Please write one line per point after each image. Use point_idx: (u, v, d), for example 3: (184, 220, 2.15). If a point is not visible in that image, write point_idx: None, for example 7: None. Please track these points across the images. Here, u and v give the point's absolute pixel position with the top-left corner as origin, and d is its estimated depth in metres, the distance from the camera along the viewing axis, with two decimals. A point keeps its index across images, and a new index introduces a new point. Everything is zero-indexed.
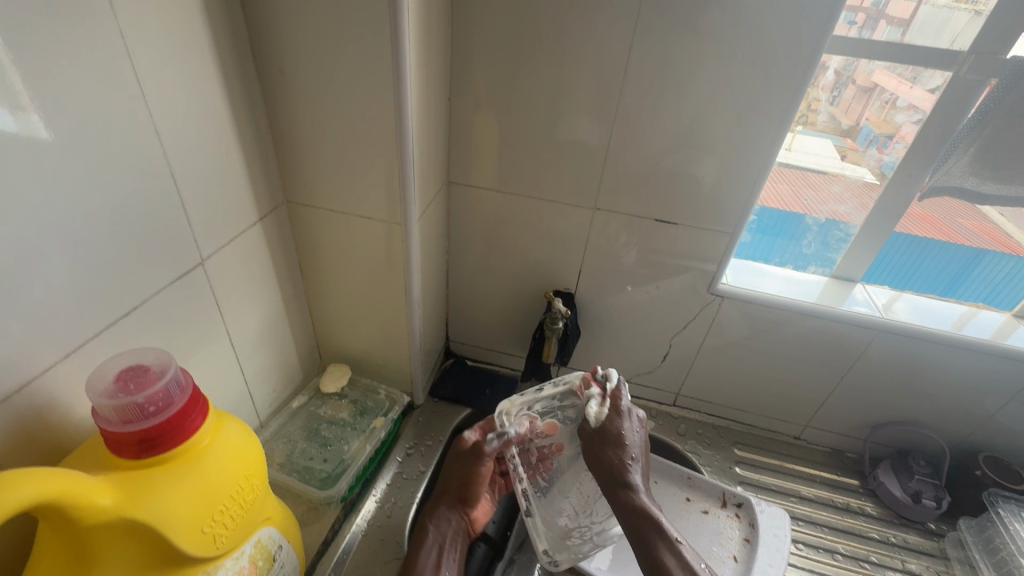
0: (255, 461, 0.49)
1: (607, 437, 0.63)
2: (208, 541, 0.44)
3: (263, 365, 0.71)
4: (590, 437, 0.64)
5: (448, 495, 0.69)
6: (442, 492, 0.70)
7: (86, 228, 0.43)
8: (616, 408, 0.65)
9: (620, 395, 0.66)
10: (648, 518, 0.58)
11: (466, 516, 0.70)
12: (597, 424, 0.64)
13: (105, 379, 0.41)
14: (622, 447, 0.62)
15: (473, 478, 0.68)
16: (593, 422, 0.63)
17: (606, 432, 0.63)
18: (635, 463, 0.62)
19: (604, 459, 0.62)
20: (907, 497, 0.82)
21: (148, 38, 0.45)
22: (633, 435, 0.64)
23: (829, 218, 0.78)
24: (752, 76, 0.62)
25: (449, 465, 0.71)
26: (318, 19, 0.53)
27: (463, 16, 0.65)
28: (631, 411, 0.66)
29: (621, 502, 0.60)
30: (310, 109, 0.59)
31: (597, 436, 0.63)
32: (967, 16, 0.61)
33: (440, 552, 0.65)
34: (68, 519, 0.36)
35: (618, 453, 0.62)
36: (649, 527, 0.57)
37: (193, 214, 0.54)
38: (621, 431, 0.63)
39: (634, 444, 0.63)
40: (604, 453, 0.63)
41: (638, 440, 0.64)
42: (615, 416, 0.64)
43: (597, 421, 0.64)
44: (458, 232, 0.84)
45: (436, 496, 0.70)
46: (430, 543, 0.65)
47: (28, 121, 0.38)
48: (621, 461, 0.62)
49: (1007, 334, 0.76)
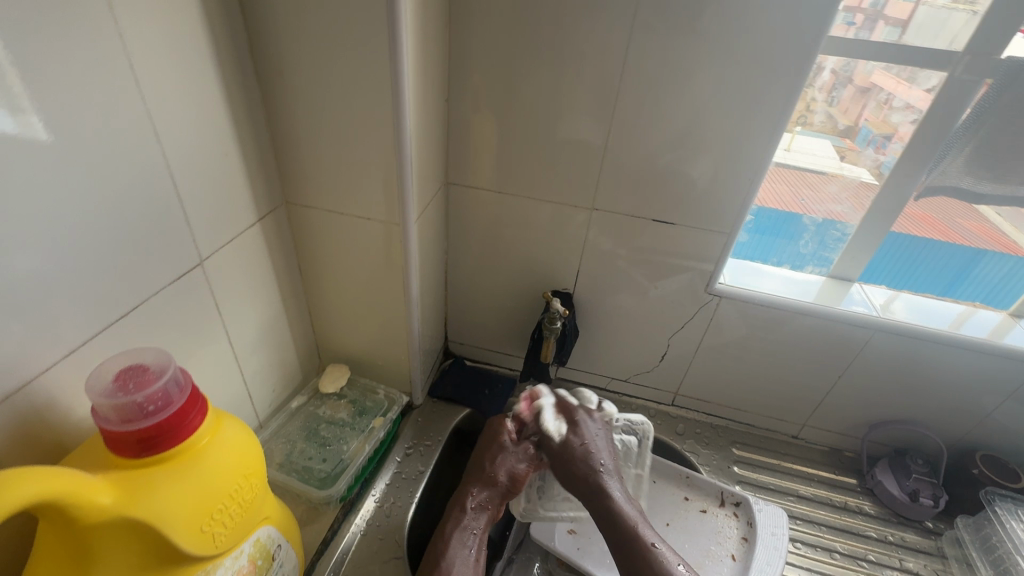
0: (254, 460, 0.49)
1: (565, 453, 0.68)
2: (207, 540, 0.44)
3: (262, 365, 0.72)
4: (555, 454, 0.69)
5: (492, 486, 0.69)
6: (482, 478, 0.69)
7: (85, 228, 0.44)
8: (570, 424, 0.71)
9: (574, 407, 0.73)
10: (621, 519, 0.61)
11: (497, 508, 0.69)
12: (557, 441, 0.69)
13: (105, 378, 0.41)
14: (587, 457, 0.68)
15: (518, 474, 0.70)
16: (553, 438, 0.69)
17: (565, 447, 0.69)
18: (602, 468, 0.67)
19: (571, 470, 0.67)
20: (905, 496, 0.82)
21: (147, 40, 0.45)
22: (595, 443, 0.69)
23: (826, 217, 0.78)
24: (748, 77, 0.63)
25: (492, 454, 0.70)
26: (316, 20, 0.53)
27: (461, 17, 0.66)
28: (592, 420, 0.72)
29: (595, 506, 0.64)
30: (309, 110, 0.60)
31: (555, 451, 0.69)
32: (963, 16, 0.61)
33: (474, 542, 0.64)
34: (67, 518, 0.36)
35: (583, 463, 0.67)
36: (624, 527, 0.61)
37: (192, 214, 0.54)
38: (578, 443, 0.69)
39: (596, 451, 0.68)
40: (569, 466, 0.68)
41: (601, 447, 0.69)
42: (572, 429, 0.70)
43: (557, 436, 0.70)
44: (456, 233, 0.85)
45: (475, 480, 0.69)
46: (465, 530, 0.65)
47: (28, 123, 0.38)
48: (588, 468, 0.67)
49: (1004, 333, 0.77)
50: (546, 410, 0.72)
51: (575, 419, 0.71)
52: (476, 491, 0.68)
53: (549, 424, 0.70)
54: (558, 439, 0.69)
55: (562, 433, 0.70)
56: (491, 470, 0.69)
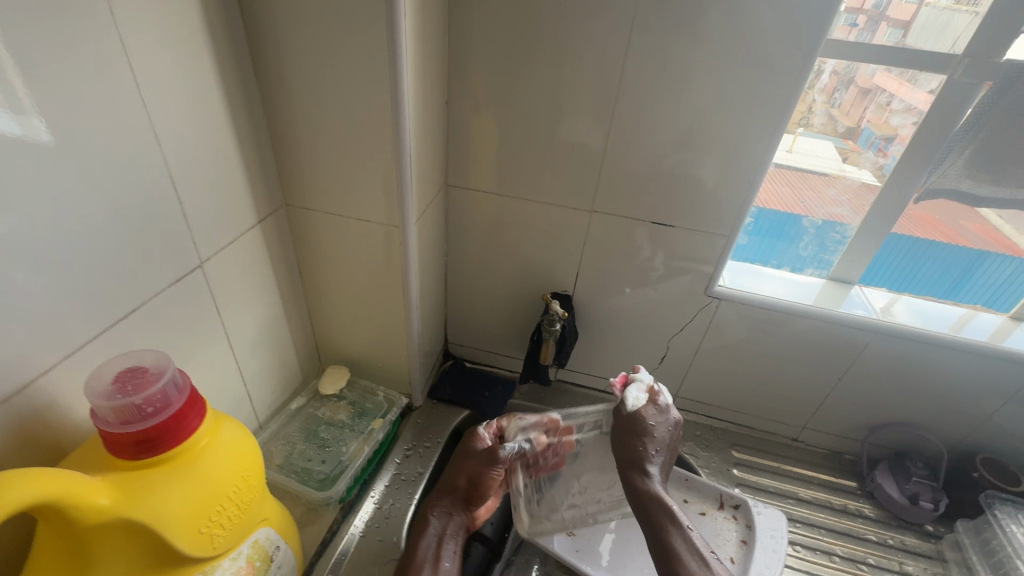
0: (253, 462, 0.49)
1: (634, 425, 0.65)
2: (205, 541, 0.44)
3: (262, 367, 0.72)
4: (622, 422, 0.66)
5: (453, 492, 0.69)
6: (444, 487, 0.69)
7: (86, 230, 0.44)
8: (652, 401, 0.67)
9: (659, 393, 0.67)
10: (657, 501, 0.60)
11: (468, 512, 0.70)
12: (631, 410, 0.66)
13: (104, 380, 0.42)
14: (644, 436, 0.64)
15: (483, 480, 0.69)
16: (629, 406, 0.66)
17: (633, 419, 0.65)
18: (655, 454, 0.64)
19: (627, 445, 0.65)
20: (905, 499, 0.82)
21: (148, 42, 0.45)
22: (663, 428, 0.65)
23: (826, 220, 0.78)
24: (747, 80, 0.63)
25: (453, 461, 0.70)
26: (316, 23, 0.54)
27: (461, 20, 0.66)
28: (665, 406, 0.67)
29: (635, 487, 0.62)
30: (309, 113, 0.60)
31: (624, 419, 0.66)
32: (967, 17, 0.61)
33: (440, 545, 0.65)
34: (65, 519, 0.37)
35: (641, 443, 0.64)
36: (660, 510, 0.59)
37: (192, 216, 0.54)
38: (650, 421, 0.65)
39: (659, 437, 0.65)
40: (630, 438, 0.65)
41: (663, 435, 0.65)
42: (650, 407, 0.66)
43: (631, 405, 0.66)
44: (456, 235, 0.85)
45: (439, 489, 0.69)
46: (430, 535, 0.65)
47: (31, 124, 0.38)
48: (642, 450, 0.64)
49: (1004, 337, 0.76)
50: (636, 381, 0.68)
51: (656, 400, 0.67)
52: (436, 499, 0.68)
53: (630, 395, 0.66)
54: (631, 412, 0.66)
55: (638, 409, 0.66)
56: (453, 477, 0.69)
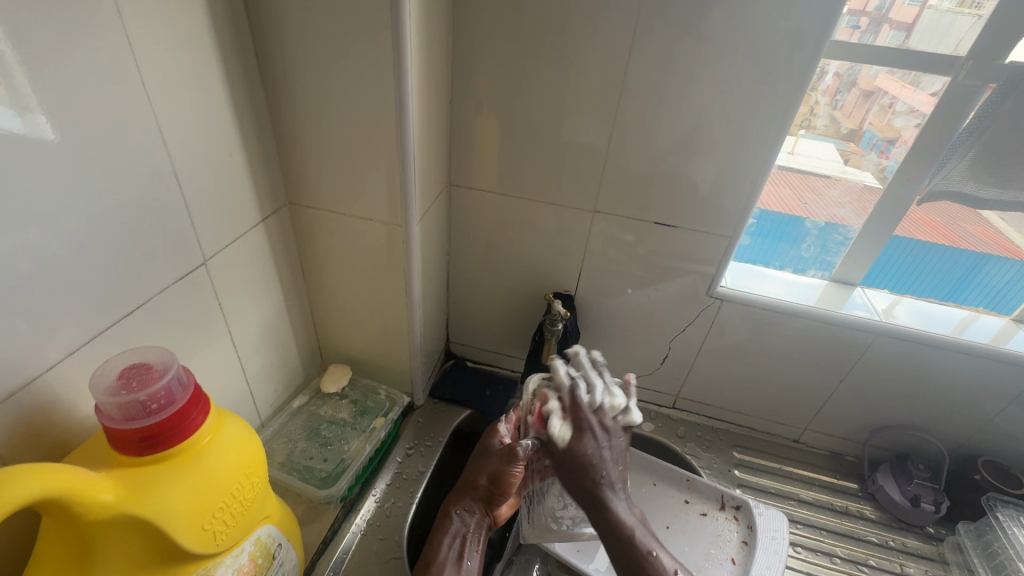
0: (256, 459, 0.49)
1: (571, 463, 0.58)
2: (208, 538, 0.44)
3: (264, 365, 0.72)
4: (557, 458, 0.59)
5: (473, 491, 0.70)
6: (466, 487, 0.70)
7: (90, 228, 0.44)
8: (581, 428, 0.59)
9: (584, 411, 0.60)
10: (626, 533, 0.58)
11: (490, 510, 0.71)
12: (564, 448, 0.58)
13: (109, 376, 0.42)
14: (592, 469, 0.58)
15: (503, 477, 0.70)
16: (560, 443, 0.58)
17: (572, 456, 0.58)
18: (612, 481, 0.60)
19: (577, 480, 0.59)
20: (906, 501, 0.82)
21: (153, 41, 0.46)
22: (604, 452, 0.60)
23: (828, 221, 0.78)
24: (751, 81, 0.63)
25: (477, 457, 0.72)
26: (320, 22, 0.54)
27: (464, 20, 0.66)
28: (597, 423, 0.60)
29: (597, 519, 0.59)
30: (313, 112, 0.60)
31: (559, 457, 0.59)
32: (970, 20, 0.61)
33: (462, 543, 0.66)
34: (68, 515, 0.37)
35: (590, 476, 0.59)
36: (626, 541, 0.58)
37: (196, 214, 0.54)
38: (590, 452, 0.58)
39: (607, 465, 0.60)
40: (576, 474, 0.59)
41: (610, 457, 0.60)
42: (581, 435, 0.59)
43: (563, 441, 0.58)
44: (459, 234, 0.85)
45: (457, 490, 0.71)
46: (452, 532, 0.66)
47: (35, 122, 0.38)
48: (594, 484, 0.59)
49: (1006, 339, 0.76)
50: (555, 414, 0.59)
51: (583, 424, 0.59)
52: (457, 500, 0.70)
53: (555, 429, 0.58)
54: (563, 447, 0.58)
55: (567, 442, 0.58)
56: (474, 478, 0.70)
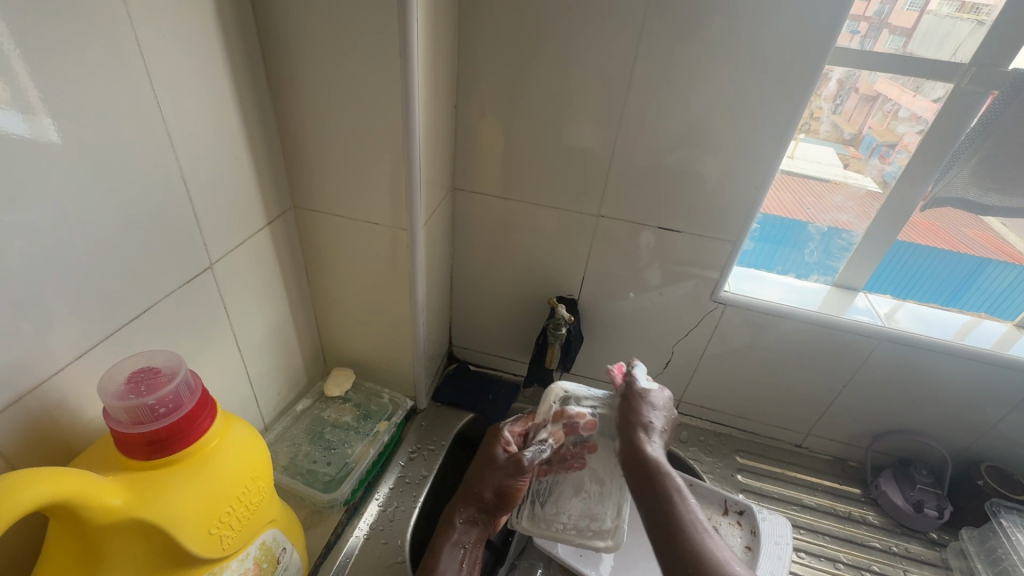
0: (262, 464, 0.49)
1: (635, 403, 0.65)
2: (214, 542, 0.44)
3: (268, 368, 0.72)
4: (625, 398, 0.66)
5: (478, 502, 0.69)
6: (471, 495, 0.70)
7: (97, 232, 0.44)
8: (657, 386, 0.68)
9: (667, 380, 0.69)
10: (661, 469, 0.57)
11: (492, 523, 0.69)
12: (636, 386, 0.66)
13: (117, 380, 0.42)
14: (645, 415, 0.64)
15: (509, 491, 0.69)
16: (636, 381, 0.67)
17: (641, 395, 0.66)
18: (658, 436, 0.62)
19: (633, 416, 0.64)
20: (909, 506, 0.82)
21: (161, 45, 0.46)
22: (662, 414, 0.65)
23: (831, 226, 0.79)
24: (755, 86, 0.63)
25: (481, 469, 0.71)
26: (327, 27, 0.54)
27: (470, 24, 0.66)
28: (671, 395, 0.68)
29: (638, 454, 0.60)
30: (318, 116, 0.60)
31: (629, 395, 0.66)
32: (969, 25, 0.61)
33: (464, 555, 0.66)
34: (77, 519, 0.37)
35: (643, 420, 0.63)
36: (659, 475, 0.56)
37: (202, 218, 0.54)
38: (656, 399, 0.66)
39: (660, 417, 0.64)
40: (631, 411, 0.65)
41: (667, 422, 0.65)
42: (656, 389, 0.67)
43: (639, 383, 0.67)
44: (462, 238, 0.85)
45: (462, 499, 0.70)
46: (454, 542, 0.67)
47: (41, 126, 0.38)
48: (646, 424, 0.63)
49: (1009, 344, 0.76)
50: (639, 364, 0.69)
51: (655, 384, 0.68)
52: (464, 506, 0.70)
53: (639, 374, 0.68)
54: (638, 387, 0.66)
55: (647, 387, 0.66)
56: (478, 488, 0.70)
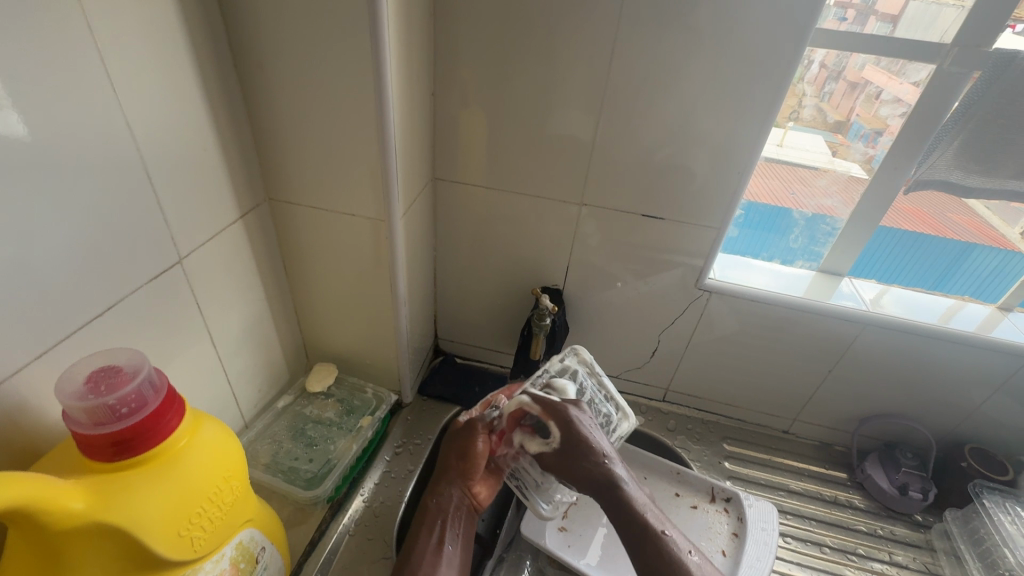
0: (235, 463, 0.48)
1: (571, 453, 0.60)
2: (185, 545, 0.43)
3: (246, 365, 0.70)
4: (558, 459, 0.60)
5: (445, 472, 0.66)
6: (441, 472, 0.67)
7: (59, 228, 0.43)
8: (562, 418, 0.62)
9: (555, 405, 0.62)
10: (634, 510, 0.56)
11: (471, 491, 0.65)
12: (560, 443, 0.60)
13: (75, 380, 0.40)
14: (590, 453, 0.59)
15: (468, 450, 0.66)
16: (553, 443, 0.60)
17: (567, 443, 0.60)
18: (611, 459, 0.60)
19: (580, 469, 0.59)
20: (894, 489, 0.82)
21: (120, 31, 0.44)
22: (597, 436, 0.61)
23: (816, 212, 0.78)
24: (737, 70, 0.62)
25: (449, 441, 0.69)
26: (294, 13, 0.52)
27: (446, 9, 0.64)
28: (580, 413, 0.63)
29: (605, 500, 0.57)
30: (290, 105, 0.58)
31: (561, 452, 0.60)
32: (954, 11, 0.61)
33: (443, 528, 0.62)
34: (36, 525, 0.36)
35: (591, 460, 0.59)
36: (636, 519, 0.55)
37: (170, 211, 0.53)
38: (587, 436, 0.60)
39: (600, 442, 0.61)
40: (572, 465, 0.59)
41: (602, 438, 0.61)
42: (570, 424, 0.61)
43: (556, 434, 0.61)
44: (445, 229, 0.84)
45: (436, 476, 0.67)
46: (432, 518, 0.62)
47: (4, 117, 0.37)
48: (597, 464, 0.58)
49: (992, 327, 0.77)
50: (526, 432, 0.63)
51: (569, 418, 0.61)
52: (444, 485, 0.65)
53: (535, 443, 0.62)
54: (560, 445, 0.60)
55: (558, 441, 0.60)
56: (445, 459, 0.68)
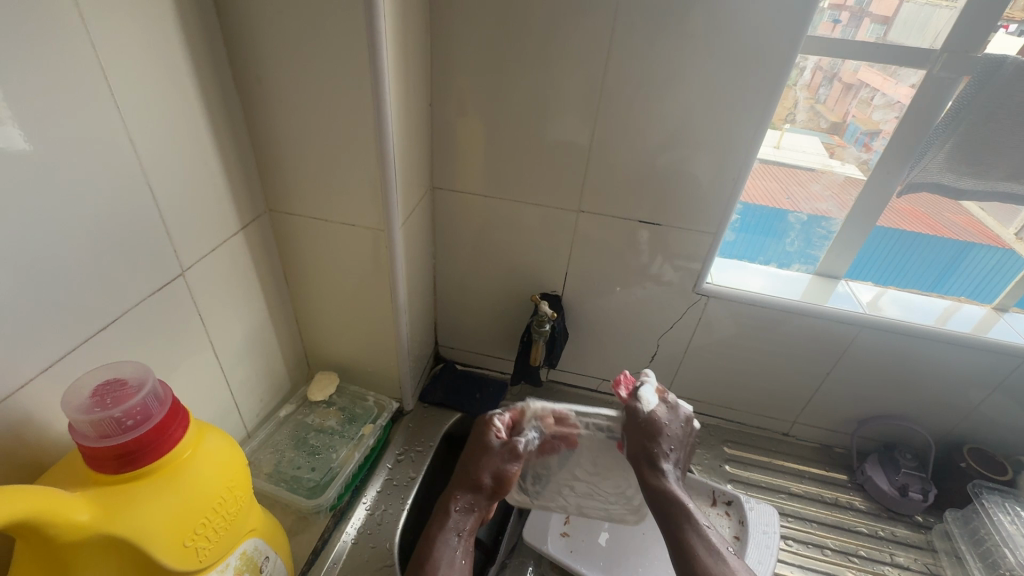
0: (239, 473, 0.48)
1: (648, 426, 0.66)
2: (190, 555, 0.43)
3: (249, 375, 0.71)
4: (635, 425, 0.67)
5: (477, 489, 0.65)
6: (468, 482, 0.66)
7: (61, 243, 0.43)
8: (664, 401, 0.69)
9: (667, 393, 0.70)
10: (669, 495, 0.61)
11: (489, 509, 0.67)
12: (645, 413, 0.67)
13: (82, 393, 0.41)
14: (658, 434, 0.66)
15: (505, 475, 0.66)
16: (646, 407, 0.67)
17: (649, 422, 0.66)
18: (666, 451, 0.65)
19: (638, 445, 0.66)
20: (894, 491, 0.83)
21: (122, 48, 0.45)
22: (675, 427, 0.67)
23: (811, 215, 0.79)
24: (730, 76, 0.63)
25: (476, 455, 0.68)
26: (292, 27, 0.53)
27: (443, 21, 0.65)
28: (677, 405, 0.69)
29: (651, 483, 0.63)
30: (290, 117, 0.59)
31: (636, 420, 0.67)
32: (946, 13, 0.61)
33: (460, 541, 0.62)
34: (43, 537, 0.36)
35: (654, 442, 0.65)
36: (674, 505, 0.60)
37: (172, 224, 0.53)
38: (664, 422, 0.66)
39: (671, 436, 0.66)
40: (640, 437, 0.66)
41: (676, 435, 0.67)
42: (662, 407, 0.68)
43: (647, 407, 0.67)
44: (444, 238, 0.85)
45: (460, 484, 0.66)
46: (450, 529, 0.62)
47: (8, 133, 0.38)
48: (655, 447, 0.65)
49: (988, 328, 0.77)
50: (647, 384, 0.70)
51: (671, 402, 0.69)
52: (460, 493, 0.65)
53: (642, 394, 0.68)
54: (647, 412, 0.67)
55: (652, 408, 0.67)
56: (476, 473, 0.66)
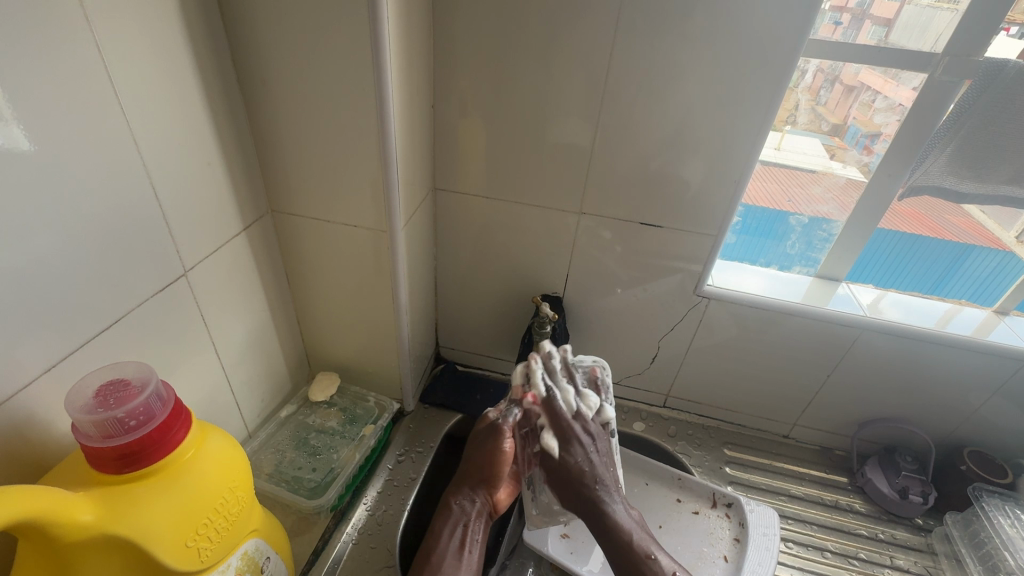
0: (241, 473, 0.48)
1: (564, 472, 0.59)
2: (193, 556, 0.44)
3: (250, 375, 0.71)
4: (552, 472, 0.60)
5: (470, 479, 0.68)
6: (467, 484, 0.68)
7: (64, 243, 0.43)
8: (573, 435, 0.59)
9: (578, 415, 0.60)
10: (620, 535, 0.59)
11: (493, 497, 0.68)
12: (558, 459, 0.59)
13: (86, 393, 0.41)
14: (586, 475, 0.60)
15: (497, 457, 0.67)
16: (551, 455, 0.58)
17: (563, 466, 0.59)
18: (608, 483, 0.61)
19: (572, 492, 0.60)
20: (895, 493, 0.83)
21: (125, 48, 0.45)
22: (595, 458, 0.60)
23: (813, 217, 0.79)
24: (732, 79, 0.63)
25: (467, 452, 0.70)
26: (296, 28, 0.53)
27: (446, 22, 0.66)
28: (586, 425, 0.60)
29: (593, 523, 0.60)
30: (292, 118, 0.59)
31: (554, 468, 0.60)
32: (948, 15, 0.61)
33: (466, 530, 0.64)
34: (46, 537, 0.36)
35: (586, 484, 0.60)
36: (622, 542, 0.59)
37: (174, 224, 0.53)
38: (579, 461, 0.59)
39: (597, 469, 0.60)
40: (565, 483, 0.60)
41: (602, 462, 0.61)
42: (571, 444, 0.59)
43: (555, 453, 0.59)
44: (446, 239, 0.85)
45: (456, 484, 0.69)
46: (454, 522, 0.65)
47: (12, 133, 0.38)
48: (588, 489, 0.60)
49: (989, 331, 0.77)
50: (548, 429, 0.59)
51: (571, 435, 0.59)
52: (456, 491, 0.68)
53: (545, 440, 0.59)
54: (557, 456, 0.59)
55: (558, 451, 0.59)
56: (467, 475, 0.68)
